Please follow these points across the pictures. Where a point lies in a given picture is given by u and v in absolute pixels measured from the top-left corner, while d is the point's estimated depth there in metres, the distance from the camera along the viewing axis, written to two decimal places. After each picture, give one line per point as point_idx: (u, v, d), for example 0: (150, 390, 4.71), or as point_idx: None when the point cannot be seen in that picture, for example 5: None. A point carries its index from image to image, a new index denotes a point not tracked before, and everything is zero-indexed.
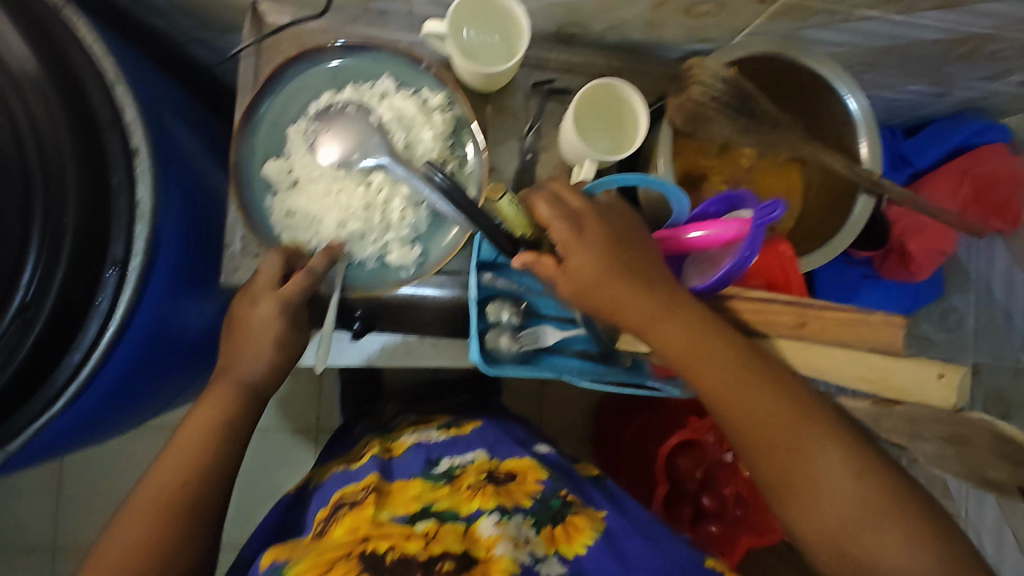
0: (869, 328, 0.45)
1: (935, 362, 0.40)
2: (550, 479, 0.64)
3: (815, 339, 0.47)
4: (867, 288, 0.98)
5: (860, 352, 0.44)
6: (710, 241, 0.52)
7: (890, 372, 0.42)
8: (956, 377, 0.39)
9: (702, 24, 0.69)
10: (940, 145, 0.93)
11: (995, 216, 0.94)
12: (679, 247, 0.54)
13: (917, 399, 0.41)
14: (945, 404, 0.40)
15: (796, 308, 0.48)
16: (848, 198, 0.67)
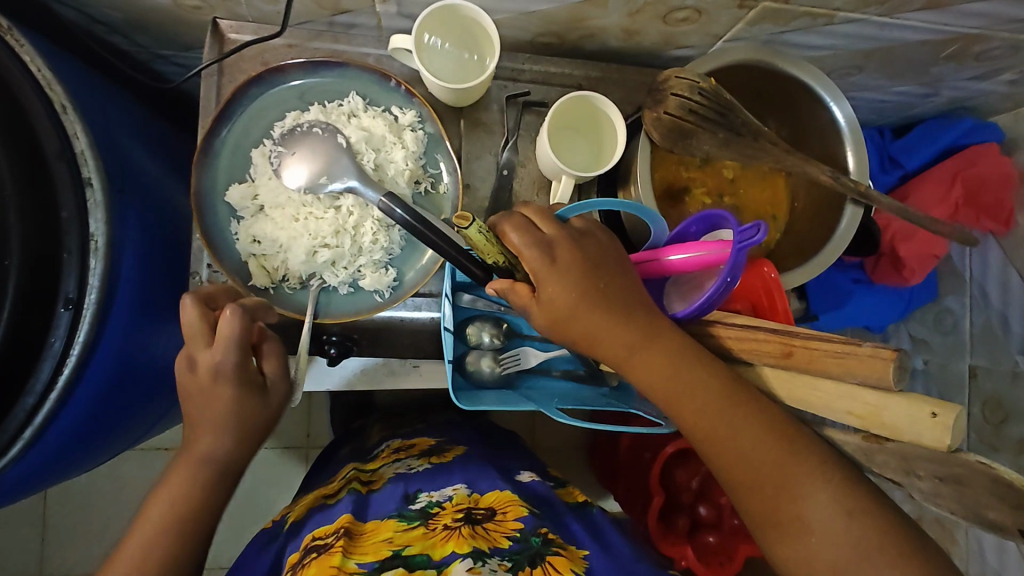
0: (858, 360, 0.41)
1: (927, 400, 0.38)
2: (530, 516, 0.62)
3: (801, 368, 0.45)
4: (860, 293, 0.96)
5: (850, 386, 0.41)
6: (692, 264, 0.50)
7: (881, 407, 0.40)
8: (951, 417, 0.37)
9: (681, 31, 0.67)
10: (928, 146, 0.91)
11: (986, 217, 0.92)
12: (661, 271, 0.53)
13: (910, 437, 0.39)
14: (939, 445, 0.37)
15: (782, 338, 0.46)
16: (835, 209, 0.65)
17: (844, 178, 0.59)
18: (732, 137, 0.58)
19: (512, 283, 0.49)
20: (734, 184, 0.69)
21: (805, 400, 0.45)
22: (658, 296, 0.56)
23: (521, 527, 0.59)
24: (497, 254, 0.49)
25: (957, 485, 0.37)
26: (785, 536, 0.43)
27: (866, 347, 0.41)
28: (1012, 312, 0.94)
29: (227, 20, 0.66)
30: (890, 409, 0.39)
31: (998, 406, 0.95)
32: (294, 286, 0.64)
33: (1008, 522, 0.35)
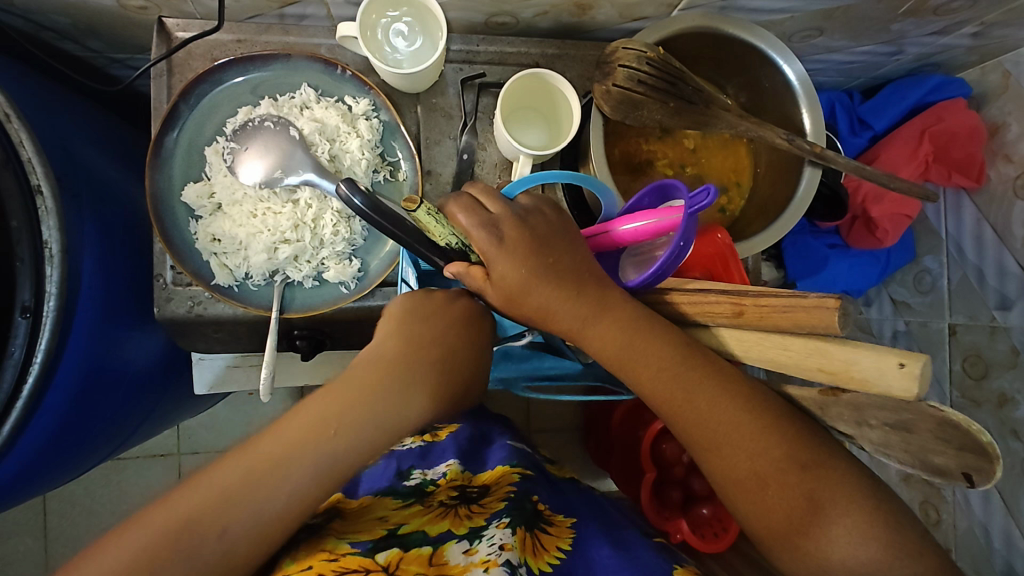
0: (804, 312, 0.41)
1: (894, 351, 0.38)
2: (522, 480, 0.64)
3: (750, 325, 0.46)
4: (836, 258, 0.96)
5: (813, 341, 0.41)
6: (645, 232, 0.51)
7: (847, 361, 0.39)
8: (917, 366, 0.37)
9: (634, 2, 0.66)
10: (896, 105, 0.91)
11: (956, 172, 0.92)
12: (615, 242, 0.54)
13: (881, 389, 0.38)
14: (906, 395, 0.37)
15: (732, 297, 0.46)
16: (795, 171, 0.64)
17: (800, 140, 0.58)
18: (684, 105, 0.58)
19: (467, 266, 0.49)
20: (696, 154, 0.69)
21: (764, 359, 0.45)
22: (614, 268, 0.57)
23: (514, 489, 0.62)
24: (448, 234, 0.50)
25: (904, 432, 0.38)
26: (744, 498, 0.45)
27: (812, 297, 0.41)
28: (987, 265, 0.93)
29: (173, 18, 0.65)
30: (859, 363, 0.39)
31: (979, 359, 0.94)
32: (258, 283, 0.64)
33: (951, 466, 0.36)
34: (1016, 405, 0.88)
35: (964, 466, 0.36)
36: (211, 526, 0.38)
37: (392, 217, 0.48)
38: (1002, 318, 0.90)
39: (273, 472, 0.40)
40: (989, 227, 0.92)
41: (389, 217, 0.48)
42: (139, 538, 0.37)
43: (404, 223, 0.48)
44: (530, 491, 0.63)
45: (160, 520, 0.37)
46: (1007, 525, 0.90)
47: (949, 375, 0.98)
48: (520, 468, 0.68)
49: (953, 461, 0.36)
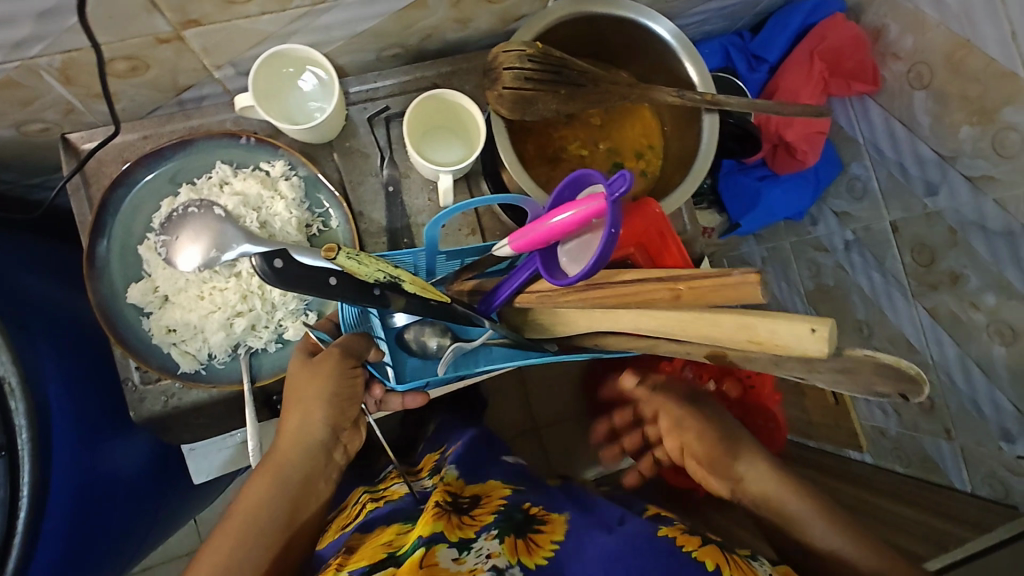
0: (734, 288, 0.47)
1: (807, 318, 0.42)
2: (513, 495, 0.70)
3: (687, 304, 0.52)
4: (768, 188, 1.01)
5: (744, 317, 0.47)
6: (577, 220, 0.55)
7: (772, 332, 0.45)
8: (826, 330, 0.41)
9: (508, 7, 0.69)
10: (783, 34, 0.98)
11: (855, 81, 0.96)
12: (550, 233, 0.57)
13: (798, 350, 0.43)
14: (822, 355, 0.42)
15: (669, 284, 0.53)
16: (696, 121, 0.67)
17: (690, 93, 0.62)
18: (573, 90, 0.61)
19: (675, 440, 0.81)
20: (604, 129, 0.72)
21: (707, 334, 0.50)
22: (553, 261, 0.62)
23: (504, 504, 0.67)
24: (376, 270, 0.56)
25: (850, 372, 0.47)
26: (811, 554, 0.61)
27: (738, 273, 0.47)
28: (906, 158, 0.97)
29: (76, 132, 0.67)
30: (778, 331, 0.44)
31: (924, 247, 0.96)
32: (224, 360, 0.66)
33: (892, 390, 0.46)
34: (966, 280, 0.91)
35: (901, 388, 0.45)
36: (274, 496, 0.55)
37: (318, 282, 0.51)
38: (932, 204, 0.93)
39: (295, 451, 0.58)
40: (897, 121, 0.96)
41: (308, 288, 0.51)
42: (252, 497, 0.55)
43: (324, 283, 0.52)
44: (520, 502, 0.68)
45: (243, 514, 0.54)
46: (991, 393, 0.92)
47: (903, 268, 1.01)
48: (510, 484, 0.74)
49: (893, 388, 0.46)
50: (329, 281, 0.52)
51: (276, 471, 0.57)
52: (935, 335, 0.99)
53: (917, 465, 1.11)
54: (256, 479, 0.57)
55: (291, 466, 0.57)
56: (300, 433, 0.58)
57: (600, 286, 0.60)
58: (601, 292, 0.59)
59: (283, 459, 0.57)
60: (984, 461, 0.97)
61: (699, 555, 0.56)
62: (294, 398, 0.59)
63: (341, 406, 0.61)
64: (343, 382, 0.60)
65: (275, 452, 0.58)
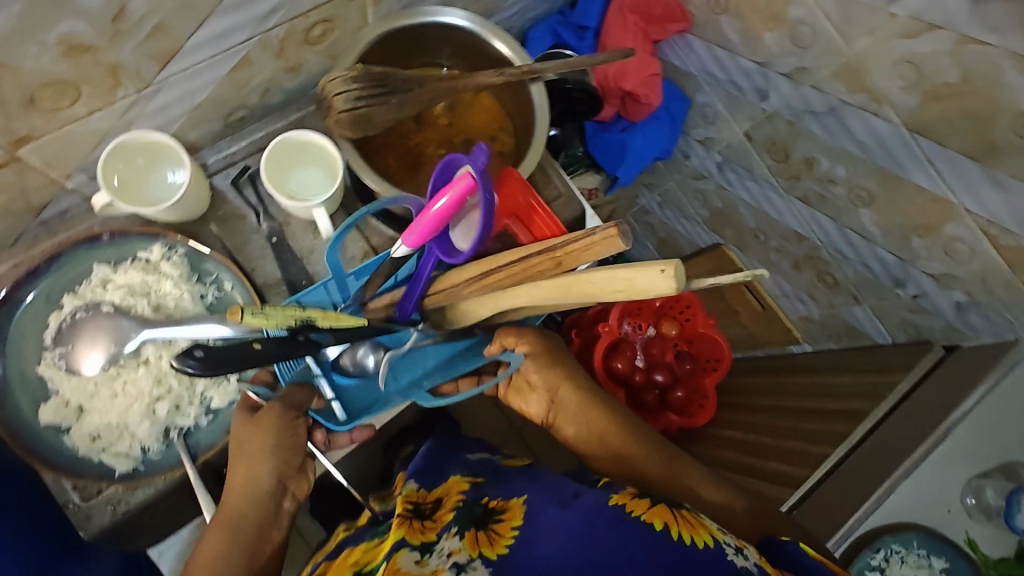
0: (599, 244, 0.54)
1: (656, 262, 0.48)
2: (472, 487, 0.73)
3: (568, 268, 0.58)
4: (631, 135, 1.09)
5: (613, 270, 0.52)
6: (454, 202, 0.62)
7: (633, 278, 0.50)
8: (672, 268, 0.47)
9: (331, 43, 0.74)
10: (595, 1, 1.07)
11: (669, 24, 1.06)
12: (434, 222, 0.63)
13: (655, 291, 0.49)
14: (672, 289, 0.48)
15: (549, 253, 0.59)
16: (527, 93, 0.73)
17: (509, 70, 0.68)
18: (404, 97, 0.66)
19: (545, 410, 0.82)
20: (455, 125, 0.77)
21: (589, 291, 0.55)
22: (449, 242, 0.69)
23: (463, 499, 0.69)
24: (290, 317, 0.58)
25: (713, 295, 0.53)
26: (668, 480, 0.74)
27: (598, 232, 0.54)
28: (735, 74, 1.06)
29: None
30: (639, 276, 0.50)
31: (777, 146, 1.07)
32: (159, 449, 0.66)
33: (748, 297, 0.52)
34: (817, 161, 1.01)
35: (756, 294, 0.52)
36: (228, 552, 0.59)
37: (240, 355, 0.56)
38: (768, 107, 1.03)
39: (243, 505, 0.62)
40: (716, 47, 1.05)
41: (233, 368, 0.56)
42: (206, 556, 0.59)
43: (246, 354, 0.56)
44: (479, 495, 0.71)
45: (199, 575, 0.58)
46: (874, 251, 1.02)
47: (769, 169, 1.11)
48: (470, 476, 0.77)
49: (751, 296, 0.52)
50: (255, 347, 0.57)
51: (228, 528, 0.61)
52: (814, 219, 1.09)
53: (844, 336, 1.22)
54: (211, 536, 0.60)
55: (241, 521, 0.61)
56: (248, 486, 0.62)
57: (492, 271, 0.64)
58: (493, 277, 0.63)
59: (232, 515, 0.61)
60: (892, 312, 1.07)
61: (648, 517, 0.60)
62: (238, 454, 0.62)
63: (286, 456, 0.64)
64: (286, 437, 0.64)
65: (225, 508, 0.62)
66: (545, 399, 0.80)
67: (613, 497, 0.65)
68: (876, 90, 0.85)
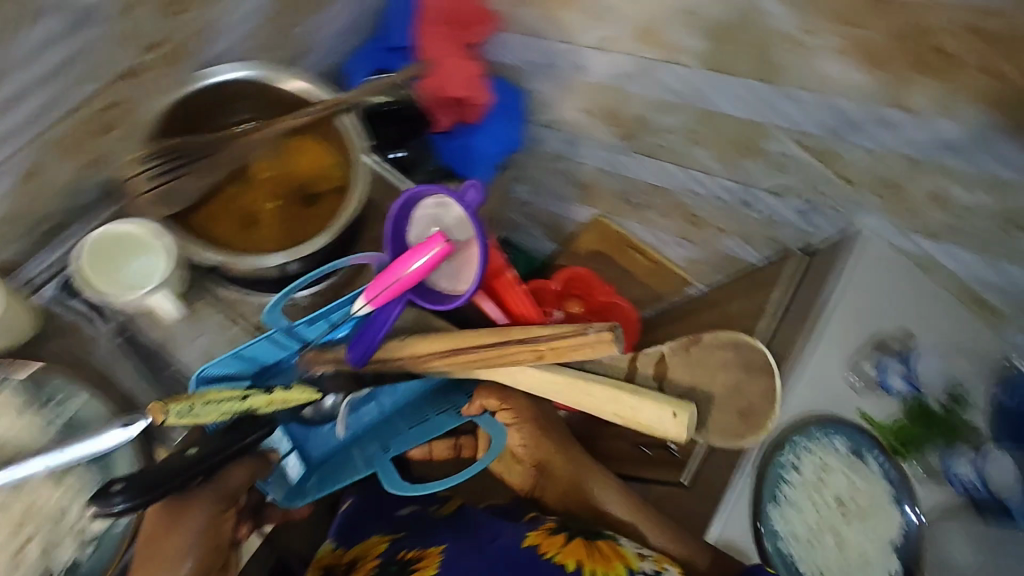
0: (589, 345, 0.66)
1: (671, 407, 0.67)
2: (391, 544, 0.77)
3: (550, 361, 0.69)
4: (474, 135, 1.11)
5: (624, 391, 0.70)
6: (428, 263, 0.74)
7: (637, 409, 0.69)
8: (682, 415, 0.67)
9: (127, 126, 0.73)
10: (401, 20, 1.05)
11: (478, 25, 1.06)
12: (412, 280, 0.74)
13: (658, 428, 0.69)
14: (680, 436, 0.67)
15: (534, 348, 0.70)
16: (337, 126, 0.74)
17: (306, 110, 0.70)
18: (205, 158, 0.70)
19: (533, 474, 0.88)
20: (282, 174, 0.76)
21: (563, 371, 0.72)
22: (438, 291, 0.80)
23: (379, 562, 0.74)
24: (214, 410, 0.66)
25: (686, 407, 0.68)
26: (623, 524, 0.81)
27: (591, 333, 0.66)
28: (552, 58, 1.10)
29: None
30: (642, 411, 0.69)
31: (611, 112, 1.12)
32: None
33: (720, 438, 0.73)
34: (645, 118, 1.08)
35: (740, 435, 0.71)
36: None
37: (163, 477, 0.62)
38: (592, 79, 1.08)
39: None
40: (529, 37, 1.09)
41: (161, 493, 0.61)
42: None
43: (166, 473, 0.62)
44: (396, 550, 0.76)
45: None
46: (721, 184, 1.09)
47: (608, 137, 1.17)
48: (391, 535, 0.79)
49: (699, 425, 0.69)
50: (186, 453, 0.66)
51: None
52: (662, 170, 1.16)
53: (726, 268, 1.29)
54: None
55: None
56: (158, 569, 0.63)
57: (467, 349, 0.74)
58: (471, 356, 0.73)
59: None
60: (757, 235, 1.14)
61: (561, 559, 0.69)
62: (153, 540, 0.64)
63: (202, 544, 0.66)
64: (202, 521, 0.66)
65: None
66: (531, 469, 0.89)
67: (530, 536, 0.73)
68: (669, 40, 0.92)
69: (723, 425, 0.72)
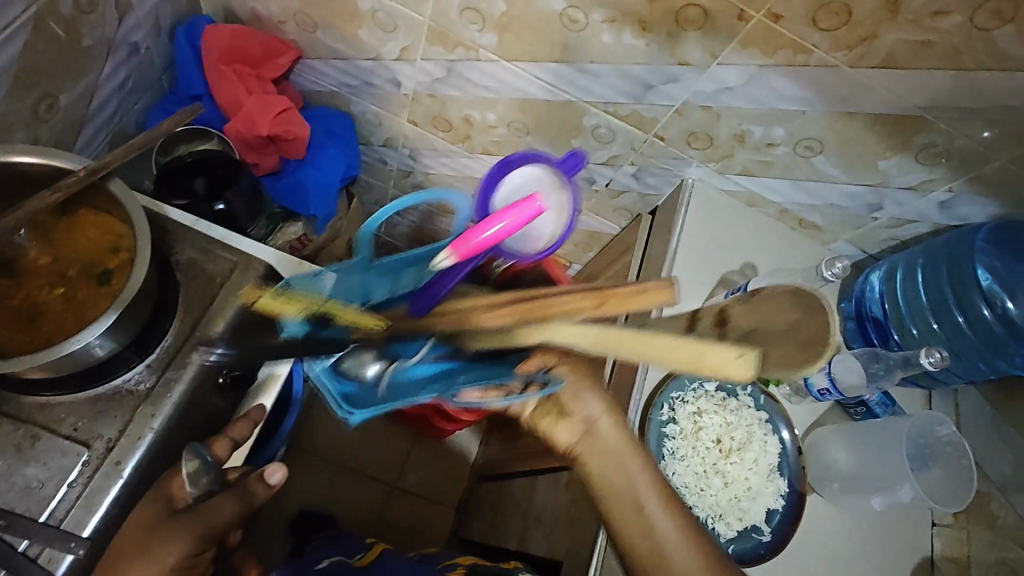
0: (651, 294, 0.53)
1: (735, 348, 0.52)
2: None
3: (608, 313, 0.53)
4: (302, 170, 1.09)
5: (680, 338, 0.52)
6: (505, 229, 0.64)
7: (705, 357, 0.52)
8: (748, 357, 0.52)
9: None
10: (191, 68, 1.02)
11: (279, 58, 1.04)
12: (481, 246, 0.64)
13: (720, 372, 0.52)
14: (740, 377, 0.52)
15: (595, 293, 0.53)
16: (111, 195, 0.68)
17: (62, 181, 0.64)
18: None
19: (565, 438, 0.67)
20: (66, 257, 0.70)
21: (616, 339, 0.53)
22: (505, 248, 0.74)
23: None
24: (298, 309, 0.66)
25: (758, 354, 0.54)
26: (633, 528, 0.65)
27: (652, 283, 0.53)
28: (365, 76, 1.07)
29: None
30: (712, 355, 0.52)
31: (437, 119, 1.11)
32: None
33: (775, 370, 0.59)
34: (470, 117, 1.07)
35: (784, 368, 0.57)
36: None
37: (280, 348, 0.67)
38: (407, 90, 1.07)
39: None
40: (335, 60, 1.05)
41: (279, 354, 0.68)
42: None
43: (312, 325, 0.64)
44: None
45: None
46: None
47: (445, 142, 1.17)
48: None
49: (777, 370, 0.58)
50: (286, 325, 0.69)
51: None
52: None
53: (595, 243, 1.32)
54: None
55: None
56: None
57: (535, 299, 0.55)
58: (514, 308, 0.55)
59: None
60: (608, 206, 1.18)
61: None
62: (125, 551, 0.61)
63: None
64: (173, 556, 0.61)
65: None
66: (580, 424, 0.67)
67: None
68: (461, 38, 0.92)
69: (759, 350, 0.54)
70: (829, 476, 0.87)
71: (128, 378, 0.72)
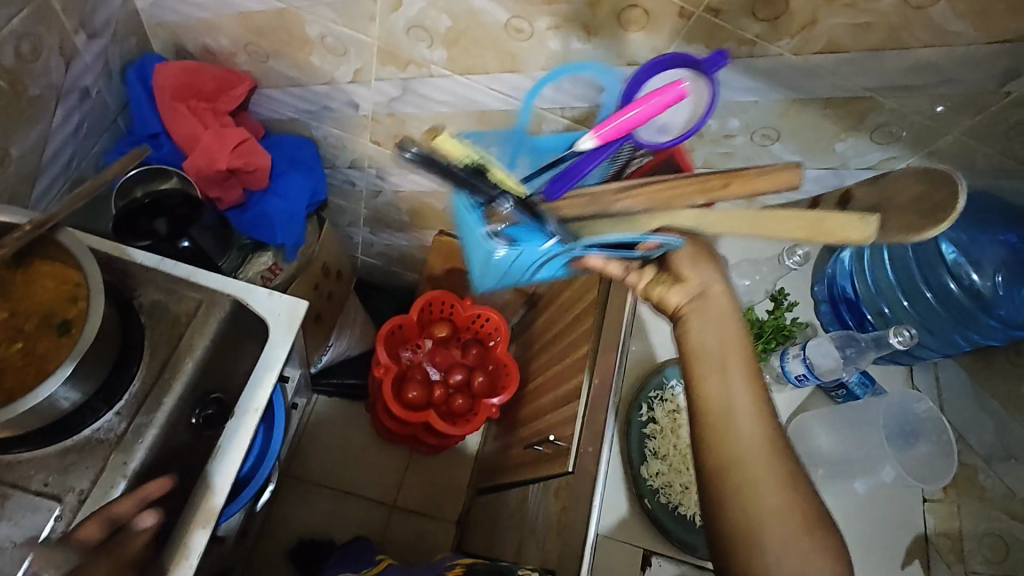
0: (776, 177, 0.51)
1: (855, 212, 0.51)
2: None
3: (732, 196, 0.51)
4: (267, 200, 1.09)
5: (802, 212, 0.51)
6: (647, 110, 0.51)
7: (829, 222, 0.51)
8: (867, 226, 0.51)
9: None
10: (144, 109, 1.02)
11: (233, 89, 1.03)
12: (619, 132, 0.52)
13: (840, 237, 0.51)
14: (861, 236, 0.51)
15: (716, 176, 0.52)
16: (63, 246, 0.69)
17: (10, 237, 0.64)
18: None
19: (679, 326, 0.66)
20: (23, 312, 0.69)
21: (739, 220, 0.52)
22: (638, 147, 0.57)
23: None
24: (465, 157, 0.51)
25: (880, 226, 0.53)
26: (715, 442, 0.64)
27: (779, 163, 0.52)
28: (322, 101, 1.06)
29: None
30: (837, 222, 0.51)
31: (399, 137, 1.11)
32: None
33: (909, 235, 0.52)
34: (431, 132, 1.07)
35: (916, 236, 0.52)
36: None
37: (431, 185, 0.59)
38: (366, 111, 1.06)
39: None
40: (290, 87, 1.05)
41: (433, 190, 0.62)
42: None
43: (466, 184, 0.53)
44: None
45: None
46: None
47: (410, 159, 1.16)
48: None
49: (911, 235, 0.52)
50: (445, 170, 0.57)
51: None
52: None
53: None
54: None
55: None
56: None
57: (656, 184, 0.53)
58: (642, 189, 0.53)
59: None
60: None
61: None
62: None
63: None
64: None
65: None
66: (695, 291, 0.65)
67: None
68: (411, 56, 0.92)
69: (891, 223, 0.53)
70: (814, 462, 0.88)
71: (98, 428, 0.71)
